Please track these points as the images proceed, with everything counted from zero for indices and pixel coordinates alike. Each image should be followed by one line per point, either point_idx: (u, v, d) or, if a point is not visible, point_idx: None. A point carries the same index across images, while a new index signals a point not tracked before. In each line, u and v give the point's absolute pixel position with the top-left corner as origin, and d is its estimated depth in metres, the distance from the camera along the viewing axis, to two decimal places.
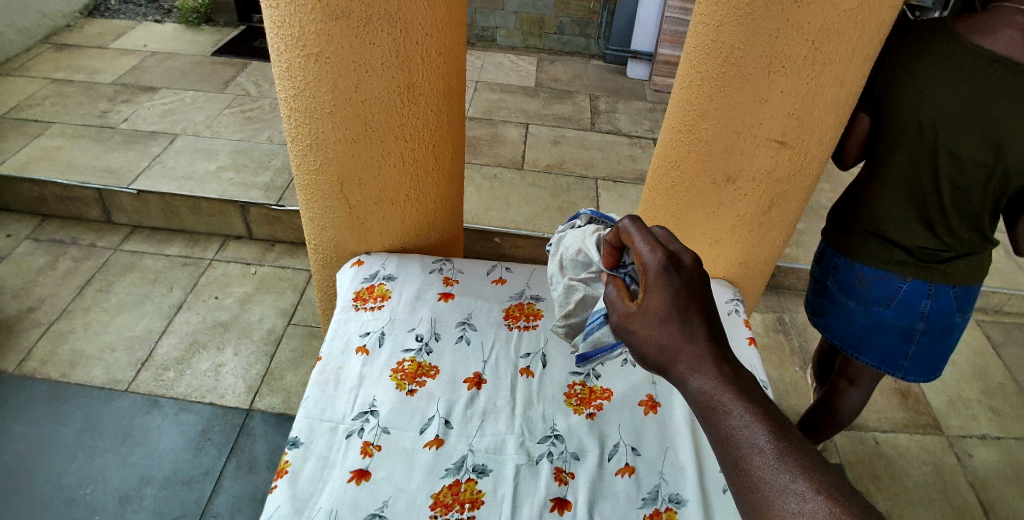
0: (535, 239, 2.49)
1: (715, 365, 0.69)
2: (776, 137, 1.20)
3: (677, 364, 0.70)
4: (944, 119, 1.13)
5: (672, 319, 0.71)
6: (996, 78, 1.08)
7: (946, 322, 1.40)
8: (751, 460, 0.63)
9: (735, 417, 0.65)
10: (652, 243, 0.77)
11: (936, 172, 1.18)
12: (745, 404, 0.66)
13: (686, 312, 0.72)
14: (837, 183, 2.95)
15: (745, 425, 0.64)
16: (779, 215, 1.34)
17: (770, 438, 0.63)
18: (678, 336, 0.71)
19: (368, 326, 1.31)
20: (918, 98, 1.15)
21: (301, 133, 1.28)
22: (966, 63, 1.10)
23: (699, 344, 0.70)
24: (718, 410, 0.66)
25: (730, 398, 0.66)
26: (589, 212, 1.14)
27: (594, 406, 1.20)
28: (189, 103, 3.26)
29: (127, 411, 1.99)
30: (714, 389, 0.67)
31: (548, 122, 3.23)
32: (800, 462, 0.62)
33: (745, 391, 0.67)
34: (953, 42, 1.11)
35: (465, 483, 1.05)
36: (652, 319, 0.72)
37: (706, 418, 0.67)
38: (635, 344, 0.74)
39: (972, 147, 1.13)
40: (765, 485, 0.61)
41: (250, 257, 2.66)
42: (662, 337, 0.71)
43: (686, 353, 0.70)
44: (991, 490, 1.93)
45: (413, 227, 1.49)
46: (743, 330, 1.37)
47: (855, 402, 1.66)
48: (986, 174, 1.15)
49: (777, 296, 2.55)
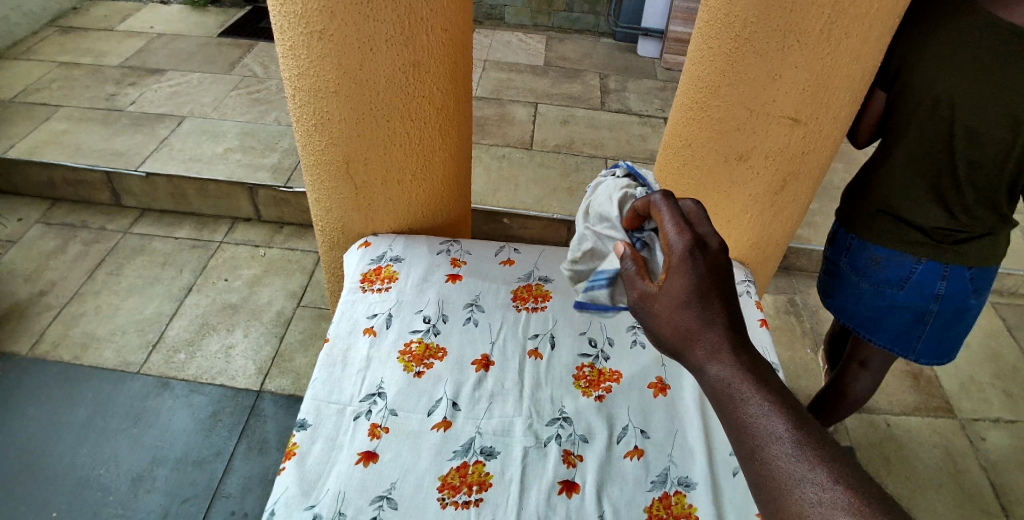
0: (544, 221, 2.48)
1: (734, 352, 0.68)
2: (789, 114, 1.17)
3: (694, 350, 0.69)
4: (945, 115, 1.13)
5: (692, 303, 0.70)
6: (996, 78, 1.06)
7: (961, 304, 1.36)
8: (768, 448, 0.61)
9: (753, 405, 0.64)
10: (678, 226, 0.76)
11: (938, 170, 1.19)
12: (762, 392, 0.65)
13: (708, 294, 0.71)
14: (851, 161, 2.90)
15: (763, 414, 0.63)
16: (791, 193, 1.31)
17: (788, 427, 0.62)
18: (698, 319, 0.69)
19: (375, 307, 1.31)
20: (924, 96, 1.14)
21: (306, 112, 1.26)
22: (969, 57, 1.08)
23: (718, 329, 0.69)
24: (735, 397, 0.66)
25: (747, 386, 0.65)
26: (628, 165, 1.10)
27: (603, 388, 1.19)
28: (196, 85, 3.24)
29: (140, 393, 2.02)
30: (733, 377, 0.66)
31: (557, 101, 3.18)
32: (818, 452, 0.60)
33: (763, 380, 0.66)
34: (955, 34, 1.09)
35: (472, 465, 1.04)
36: (672, 302, 0.71)
37: (722, 405, 0.67)
38: (653, 325, 0.73)
39: (973, 145, 1.13)
40: (781, 473, 0.60)
41: (259, 239, 2.66)
42: (681, 320, 0.70)
43: (704, 339, 0.69)
44: (1002, 473, 1.91)
45: (419, 208, 1.47)
46: (755, 312, 1.35)
47: (866, 385, 1.64)
48: (993, 168, 1.14)
49: (788, 277, 2.52)
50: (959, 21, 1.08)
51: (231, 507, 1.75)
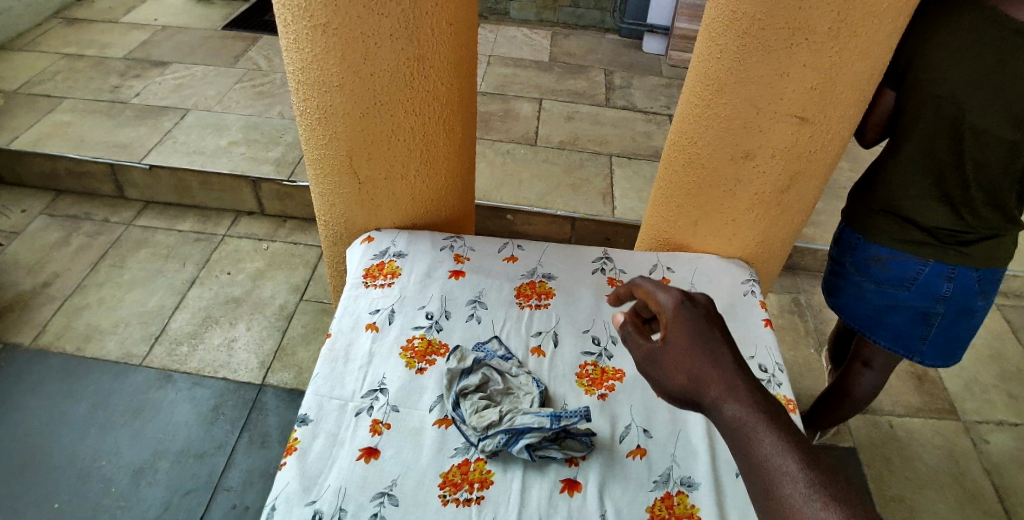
0: (547, 217, 2.47)
1: (745, 390, 0.70)
2: (796, 112, 1.16)
3: (706, 392, 0.72)
4: (948, 116, 1.12)
5: (697, 349, 0.76)
6: (994, 79, 1.06)
7: (966, 306, 1.35)
8: (782, 487, 0.62)
9: (765, 442, 0.65)
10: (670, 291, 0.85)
11: (941, 169, 1.19)
12: (774, 429, 0.66)
13: (711, 342, 0.76)
14: (858, 160, 2.88)
15: (775, 451, 0.64)
16: (798, 192, 1.30)
17: (801, 464, 0.63)
18: (704, 363, 0.74)
19: (378, 303, 1.30)
20: (925, 96, 1.14)
21: (310, 107, 1.26)
22: (969, 56, 1.07)
23: (725, 371, 0.72)
24: (748, 435, 0.66)
25: (761, 424, 0.66)
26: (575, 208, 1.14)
27: (606, 387, 1.19)
28: (200, 77, 3.24)
29: (142, 386, 2.02)
30: (746, 416, 0.67)
31: (562, 97, 3.16)
32: (832, 490, 0.61)
33: (776, 417, 0.67)
34: (951, 34, 1.08)
35: (474, 463, 1.04)
36: (677, 351, 0.76)
37: (736, 444, 0.67)
38: (663, 378, 0.77)
39: (975, 145, 1.13)
40: (795, 512, 0.60)
41: (262, 233, 2.66)
42: (690, 366, 0.74)
43: (714, 381, 0.72)
44: (1006, 476, 1.90)
45: (422, 203, 1.46)
46: (759, 312, 1.35)
47: (868, 386, 1.62)
48: (994, 168, 1.14)
49: (792, 276, 2.51)
50: (961, 20, 1.07)
51: (232, 500, 1.76)
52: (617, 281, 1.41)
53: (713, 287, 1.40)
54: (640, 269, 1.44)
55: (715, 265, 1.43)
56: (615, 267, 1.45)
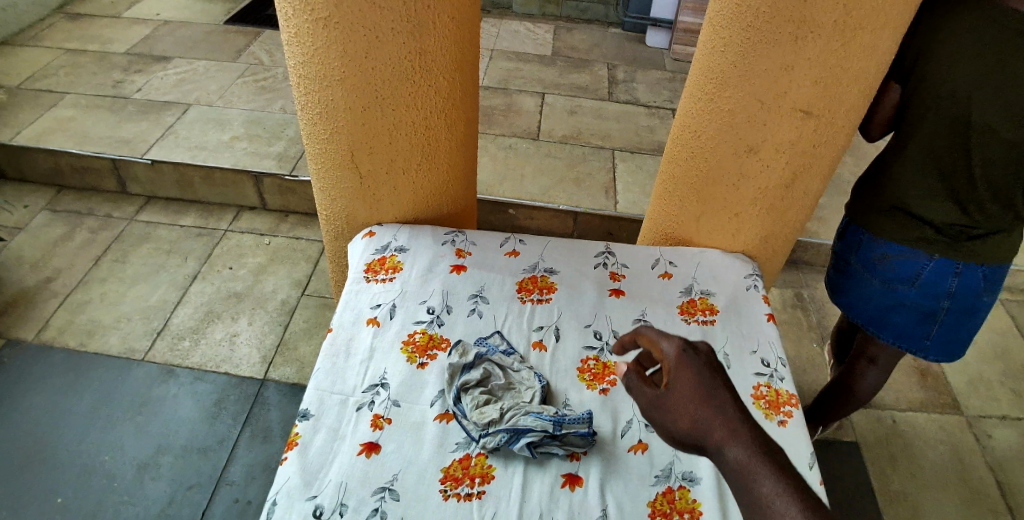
0: (550, 211, 2.46)
1: (747, 432, 0.71)
2: (801, 106, 1.15)
3: (710, 435, 0.72)
4: (949, 115, 1.12)
5: (699, 392, 0.76)
6: (994, 80, 1.06)
7: (972, 302, 1.34)
8: None
9: (767, 486, 0.66)
10: (669, 336, 0.85)
11: (946, 167, 1.18)
12: (775, 473, 0.67)
13: (712, 385, 0.76)
14: (862, 154, 2.86)
15: (777, 495, 0.65)
16: (802, 187, 1.30)
17: (802, 508, 0.64)
18: (706, 406, 0.74)
19: (379, 297, 1.30)
20: (928, 96, 1.14)
21: (311, 101, 1.25)
22: (968, 56, 1.07)
23: (727, 413, 0.73)
24: (751, 478, 0.68)
25: (762, 466, 0.68)
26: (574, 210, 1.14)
27: (608, 382, 1.18)
28: (202, 72, 3.23)
29: (145, 380, 2.03)
30: (748, 459, 0.68)
31: (564, 92, 3.15)
32: None
33: (777, 461, 0.68)
34: (950, 36, 1.08)
35: (476, 457, 1.04)
36: (682, 395, 0.76)
37: (740, 487, 0.68)
38: (668, 422, 0.76)
39: (979, 143, 1.12)
40: None
41: (264, 228, 2.66)
42: (694, 410, 0.74)
43: (717, 422, 0.72)
44: (1009, 472, 1.90)
45: (424, 197, 1.46)
46: (761, 306, 1.34)
47: (872, 383, 1.61)
48: (998, 166, 1.13)
49: (796, 271, 2.50)
50: (962, 20, 1.07)
51: (234, 494, 1.76)
52: (619, 275, 1.41)
53: (716, 281, 1.39)
54: (643, 263, 1.44)
55: (718, 260, 1.43)
56: (617, 262, 1.44)
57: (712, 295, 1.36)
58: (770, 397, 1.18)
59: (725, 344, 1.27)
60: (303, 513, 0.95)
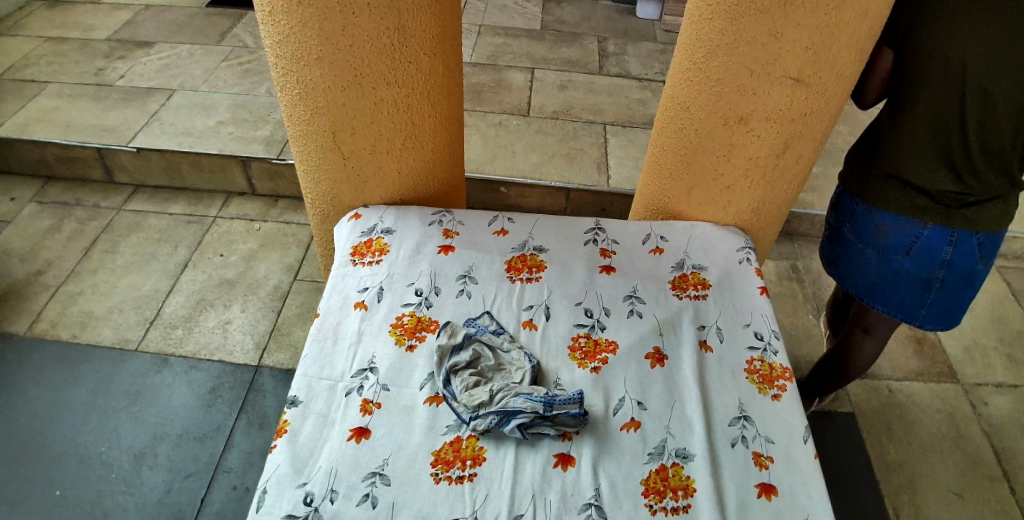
0: (542, 188, 2.43)
1: None
2: (791, 74, 1.12)
3: None
4: (952, 105, 1.11)
5: None
6: (998, 70, 1.05)
7: (968, 271, 1.31)
8: None
9: None
10: None
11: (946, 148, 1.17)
12: None
13: None
14: (857, 122, 2.82)
15: None
16: (794, 157, 1.27)
17: None
18: None
19: (367, 281, 1.28)
20: (925, 88, 1.13)
21: (289, 82, 1.21)
22: (970, 54, 1.05)
23: None
24: None
25: None
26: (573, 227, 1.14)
27: (599, 360, 1.17)
28: (186, 56, 3.16)
29: (139, 371, 2.01)
30: None
31: (555, 66, 3.09)
32: None
33: None
34: (948, 36, 1.06)
35: (466, 440, 1.03)
36: None
37: None
38: None
39: (980, 123, 1.11)
40: None
41: (254, 213, 2.62)
42: None
43: None
44: (1005, 438, 1.91)
45: (411, 177, 1.43)
46: (754, 280, 1.33)
47: (872, 350, 1.59)
48: (998, 144, 1.13)
49: (791, 242, 2.48)
50: (959, 16, 1.04)
51: (233, 481, 1.76)
52: (610, 252, 1.39)
53: (708, 255, 1.37)
54: (633, 239, 1.41)
55: (710, 233, 1.40)
56: (608, 238, 1.42)
57: (704, 269, 1.34)
58: (765, 371, 1.16)
59: (718, 319, 1.26)
60: (293, 501, 0.94)
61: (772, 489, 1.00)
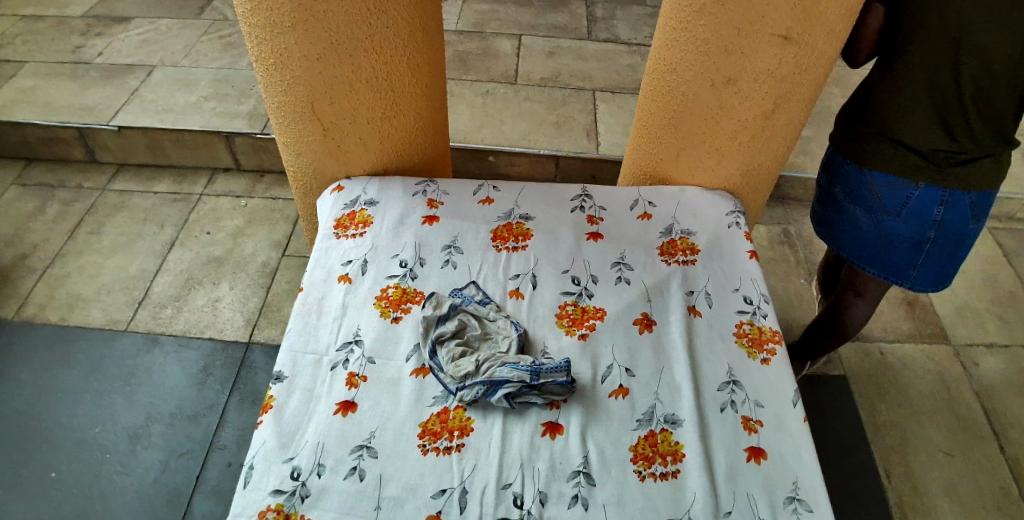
0: (531, 157, 2.39)
1: None
2: (780, 32, 1.08)
3: None
4: (946, 59, 1.08)
5: None
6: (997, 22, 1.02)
7: (959, 231, 1.29)
8: None
9: None
10: None
11: (939, 106, 1.14)
12: None
13: None
14: (849, 83, 2.76)
15: None
16: (783, 118, 1.24)
17: None
18: None
19: (350, 253, 1.25)
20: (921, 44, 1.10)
21: (263, 51, 1.17)
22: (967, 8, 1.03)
23: None
24: None
25: None
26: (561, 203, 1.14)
27: (587, 327, 1.15)
28: (165, 31, 3.07)
29: (130, 351, 2.00)
30: None
31: (542, 32, 3.02)
32: None
33: None
34: None
35: (454, 410, 1.02)
36: None
37: None
38: None
39: (975, 78, 1.08)
40: None
41: (240, 190, 2.58)
42: None
43: None
44: (995, 398, 1.92)
45: (393, 147, 1.39)
46: (744, 244, 1.31)
47: (862, 315, 1.59)
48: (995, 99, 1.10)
49: (782, 207, 2.46)
50: None
51: (227, 458, 1.76)
52: (597, 219, 1.36)
53: (697, 220, 1.35)
54: (621, 205, 1.39)
55: (699, 197, 1.38)
56: (595, 205, 1.40)
57: (693, 235, 1.32)
58: (753, 335, 1.16)
59: (707, 284, 1.24)
60: (280, 476, 0.94)
61: (761, 452, 0.99)
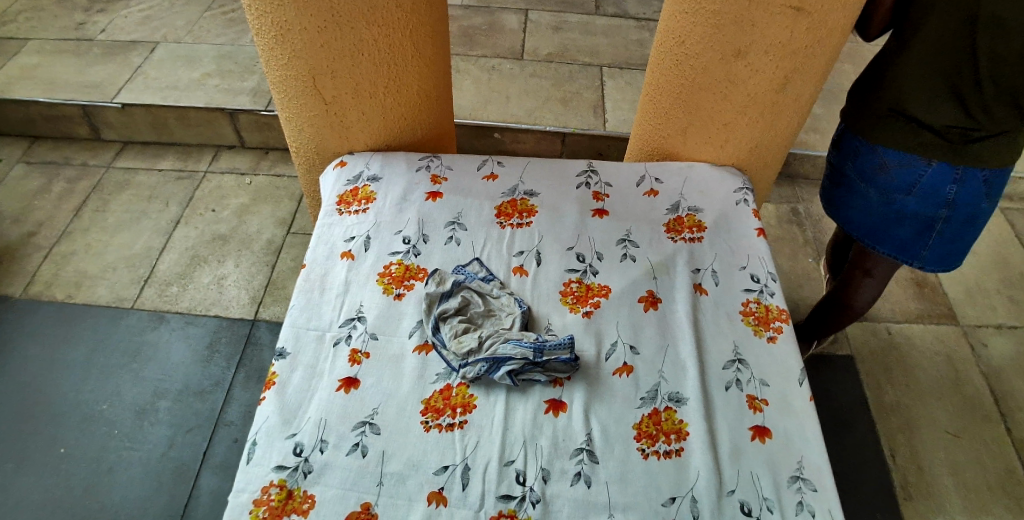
0: (537, 133, 2.36)
1: None
2: (793, 3, 1.05)
3: None
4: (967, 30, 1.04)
5: None
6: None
7: (971, 209, 1.26)
8: None
9: None
10: None
11: (956, 80, 1.10)
12: None
13: None
14: (862, 58, 2.70)
15: None
16: (795, 92, 1.21)
17: None
18: None
19: (353, 230, 1.24)
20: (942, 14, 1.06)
21: (265, 24, 1.14)
22: None
23: None
24: None
25: None
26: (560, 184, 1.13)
27: (591, 304, 1.14)
28: (167, 7, 3.03)
29: (137, 328, 2.01)
30: None
31: (549, 7, 2.96)
32: None
33: None
34: None
35: (457, 387, 1.01)
36: None
37: None
38: None
39: (995, 51, 1.04)
40: None
41: (245, 166, 2.57)
42: None
43: None
44: (1003, 380, 1.90)
45: (396, 122, 1.37)
46: (752, 221, 1.29)
47: (868, 295, 1.57)
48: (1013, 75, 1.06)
49: (791, 186, 2.43)
50: None
51: (233, 434, 1.78)
52: (603, 195, 1.34)
53: (704, 197, 1.33)
54: (627, 181, 1.37)
55: (706, 174, 1.36)
56: (601, 181, 1.38)
57: (700, 212, 1.31)
58: (760, 313, 1.14)
59: (714, 262, 1.23)
60: (283, 452, 0.94)
61: (766, 431, 0.99)
